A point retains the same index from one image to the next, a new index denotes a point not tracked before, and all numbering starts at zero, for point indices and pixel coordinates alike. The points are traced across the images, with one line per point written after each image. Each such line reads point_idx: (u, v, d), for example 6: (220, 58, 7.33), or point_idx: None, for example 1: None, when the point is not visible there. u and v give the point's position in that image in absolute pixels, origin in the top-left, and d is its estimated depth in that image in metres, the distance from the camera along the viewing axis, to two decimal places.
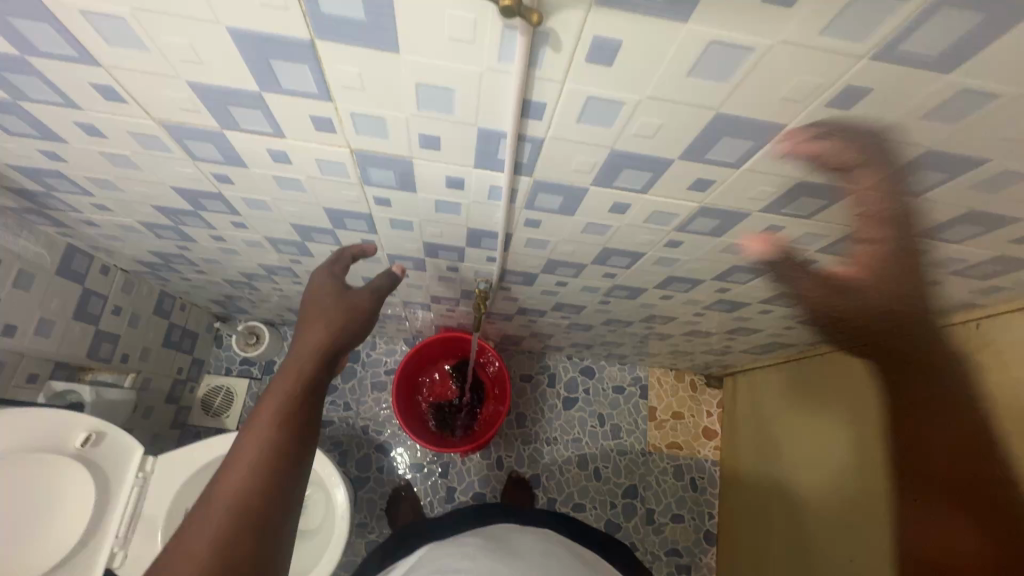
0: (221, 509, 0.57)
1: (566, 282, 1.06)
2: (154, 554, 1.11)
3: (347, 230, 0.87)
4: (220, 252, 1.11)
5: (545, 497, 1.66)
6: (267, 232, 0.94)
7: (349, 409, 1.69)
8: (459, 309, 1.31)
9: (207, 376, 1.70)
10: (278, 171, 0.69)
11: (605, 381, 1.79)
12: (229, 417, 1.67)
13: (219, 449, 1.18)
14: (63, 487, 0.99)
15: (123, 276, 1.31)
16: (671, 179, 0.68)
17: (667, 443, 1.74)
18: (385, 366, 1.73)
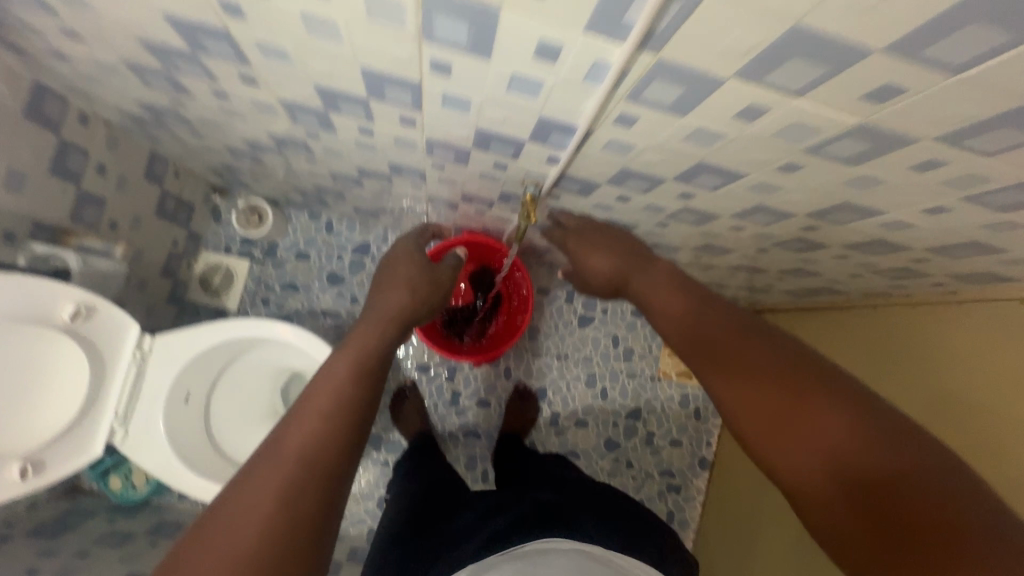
0: (304, 438, 0.65)
1: (628, 198, 0.91)
2: (155, 433, 1.07)
3: (385, 102, 0.70)
4: (221, 112, 0.94)
5: (549, 410, 1.65)
6: (283, 94, 0.77)
7: (356, 303, 1.65)
8: (489, 212, 1.18)
9: (204, 252, 1.59)
10: (307, 5, 0.51)
11: (625, 303, 1.70)
12: (229, 297, 1.60)
13: (221, 336, 1.11)
14: (51, 362, 0.91)
15: (107, 129, 1.12)
16: (849, 82, 0.46)
17: (678, 372, 1.71)
18: None
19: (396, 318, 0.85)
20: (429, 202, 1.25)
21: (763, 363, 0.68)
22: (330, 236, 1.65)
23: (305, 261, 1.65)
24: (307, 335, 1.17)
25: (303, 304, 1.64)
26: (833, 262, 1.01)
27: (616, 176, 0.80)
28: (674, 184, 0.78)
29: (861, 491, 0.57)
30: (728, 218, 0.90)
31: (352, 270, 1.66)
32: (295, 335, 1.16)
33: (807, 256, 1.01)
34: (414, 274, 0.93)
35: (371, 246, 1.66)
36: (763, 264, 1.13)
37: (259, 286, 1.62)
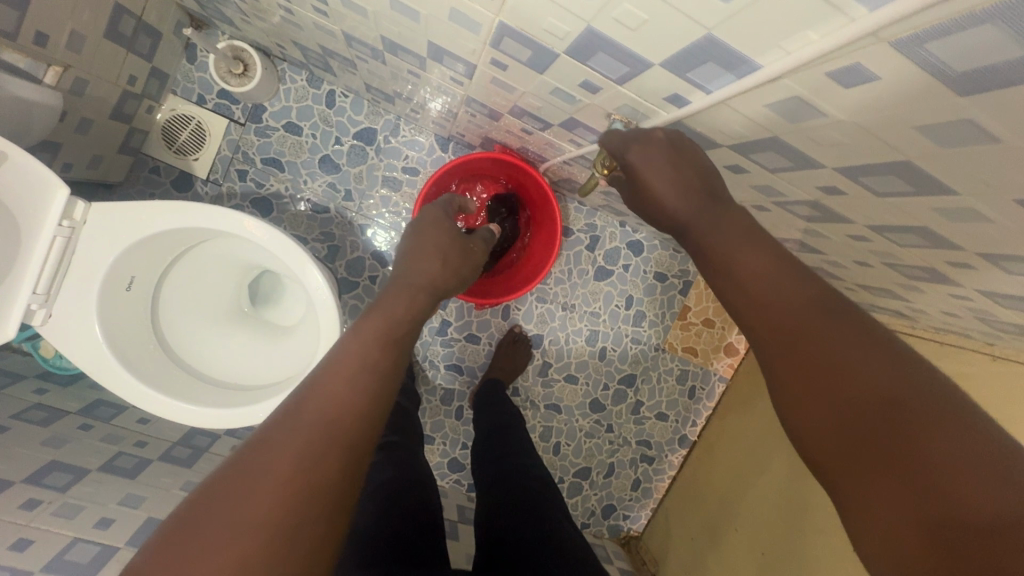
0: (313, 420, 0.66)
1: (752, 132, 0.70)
2: (78, 321, 1.16)
3: None
4: None
5: (541, 359, 1.53)
6: None
7: (350, 199, 1.53)
8: (535, 133, 1.09)
9: (172, 98, 1.47)
10: None
11: (649, 264, 1.52)
12: (198, 160, 1.49)
13: (171, 214, 1.17)
14: (23, 209, 1.05)
15: None
16: None
17: (685, 346, 1.58)
18: (403, 160, 1.52)
19: (427, 287, 0.94)
20: (466, 104, 1.08)
21: (779, 298, 0.58)
22: (331, 112, 1.50)
23: (295, 135, 1.50)
24: (272, 232, 1.21)
25: (286, 188, 1.52)
26: (935, 278, 0.84)
27: (734, 109, 0.66)
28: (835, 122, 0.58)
29: (961, 546, 0.42)
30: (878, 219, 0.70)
31: (351, 162, 1.52)
32: (253, 232, 1.20)
33: (908, 263, 0.84)
34: (450, 247, 1.02)
35: (378, 138, 1.51)
36: (843, 254, 0.96)
37: (236, 155, 1.50)
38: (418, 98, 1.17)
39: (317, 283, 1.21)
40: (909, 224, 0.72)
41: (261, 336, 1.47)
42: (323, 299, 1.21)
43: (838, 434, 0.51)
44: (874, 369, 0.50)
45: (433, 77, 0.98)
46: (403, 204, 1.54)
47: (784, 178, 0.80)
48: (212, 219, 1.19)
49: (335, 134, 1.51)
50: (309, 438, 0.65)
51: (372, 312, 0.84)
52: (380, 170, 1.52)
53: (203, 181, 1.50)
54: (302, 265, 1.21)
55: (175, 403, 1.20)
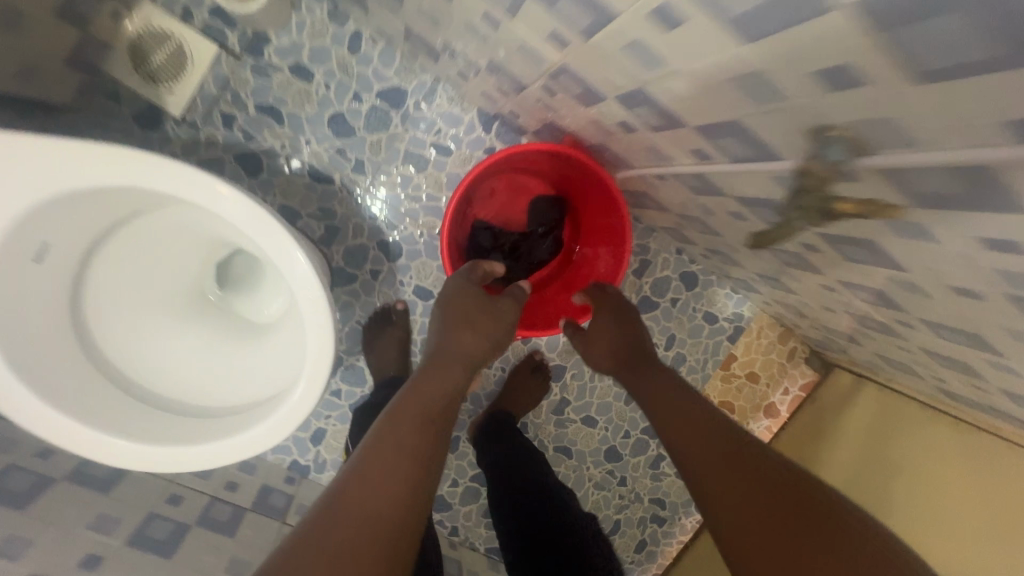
0: (357, 515, 0.69)
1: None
2: None
3: None
4: None
5: (559, 395, 1.29)
6: None
7: (358, 171, 1.26)
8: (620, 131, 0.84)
9: (146, 3, 1.13)
10: None
11: (700, 301, 1.30)
12: (172, 92, 1.17)
13: (145, 166, 0.91)
14: None
15: None
16: None
17: (723, 399, 1.37)
18: (432, 134, 1.25)
19: (458, 359, 0.91)
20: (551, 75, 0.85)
21: (703, 456, 0.87)
22: (353, 60, 1.21)
23: (304, 82, 1.22)
24: (251, 207, 0.95)
25: (285, 149, 1.24)
26: None
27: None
28: None
29: None
30: None
31: (367, 126, 1.24)
32: (222, 204, 0.93)
33: None
34: (479, 318, 0.97)
35: (407, 104, 1.23)
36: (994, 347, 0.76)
37: (227, 96, 1.22)
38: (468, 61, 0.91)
39: (303, 277, 0.95)
40: None
41: (223, 335, 1.26)
42: (311, 301, 0.96)
43: (757, 528, 0.76)
44: (754, 507, 0.78)
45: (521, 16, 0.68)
46: (424, 188, 1.27)
47: (998, 247, 0.56)
48: (171, 182, 0.93)
49: (353, 91, 1.22)
50: (403, 450, 0.76)
51: (408, 401, 0.83)
52: (403, 142, 1.25)
53: (175, 121, 1.22)
54: (283, 254, 0.95)
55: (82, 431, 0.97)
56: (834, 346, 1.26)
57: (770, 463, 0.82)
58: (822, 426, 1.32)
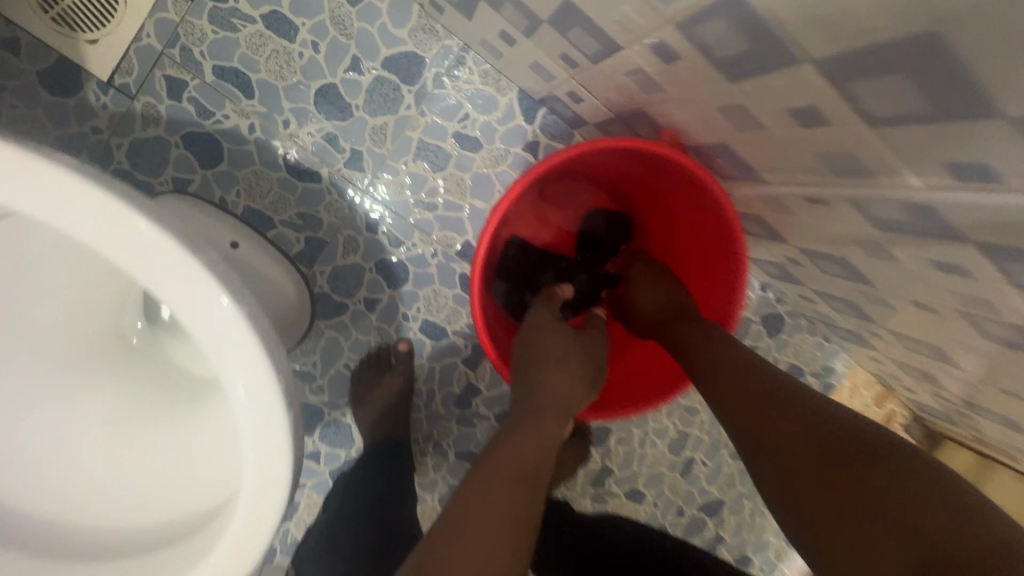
0: None
1: None
2: None
3: None
4: None
5: (599, 462, 1.01)
6: None
7: (352, 166, 0.79)
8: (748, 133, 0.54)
9: None
10: None
11: (783, 350, 1.02)
12: (27, 28, 0.68)
13: None
14: None
15: None
16: None
17: None
18: (461, 120, 0.80)
19: (560, 408, 0.55)
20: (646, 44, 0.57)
21: (714, 386, 0.53)
22: (352, 9, 0.74)
23: (281, 38, 0.74)
24: (190, 234, 0.44)
25: (252, 129, 0.76)
26: None
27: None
28: None
29: None
30: None
31: (367, 98, 0.77)
32: (125, 238, 0.41)
33: None
34: (560, 334, 0.62)
35: (424, 77, 0.78)
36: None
37: (171, 51, 0.72)
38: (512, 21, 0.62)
39: (262, 400, 0.43)
40: None
41: (148, 381, 0.59)
42: (259, 445, 0.44)
43: (809, 463, 0.41)
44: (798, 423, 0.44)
45: None
46: (442, 196, 0.82)
47: None
48: (5, 175, 0.39)
49: (351, 53, 0.76)
50: (492, 522, 0.44)
51: (490, 460, 0.48)
52: (419, 127, 0.79)
53: (100, 85, 0.71)
54: (235, 361, 0.43)
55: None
56: (952, 419, 0.97)
57: (784, 408, 0.46)
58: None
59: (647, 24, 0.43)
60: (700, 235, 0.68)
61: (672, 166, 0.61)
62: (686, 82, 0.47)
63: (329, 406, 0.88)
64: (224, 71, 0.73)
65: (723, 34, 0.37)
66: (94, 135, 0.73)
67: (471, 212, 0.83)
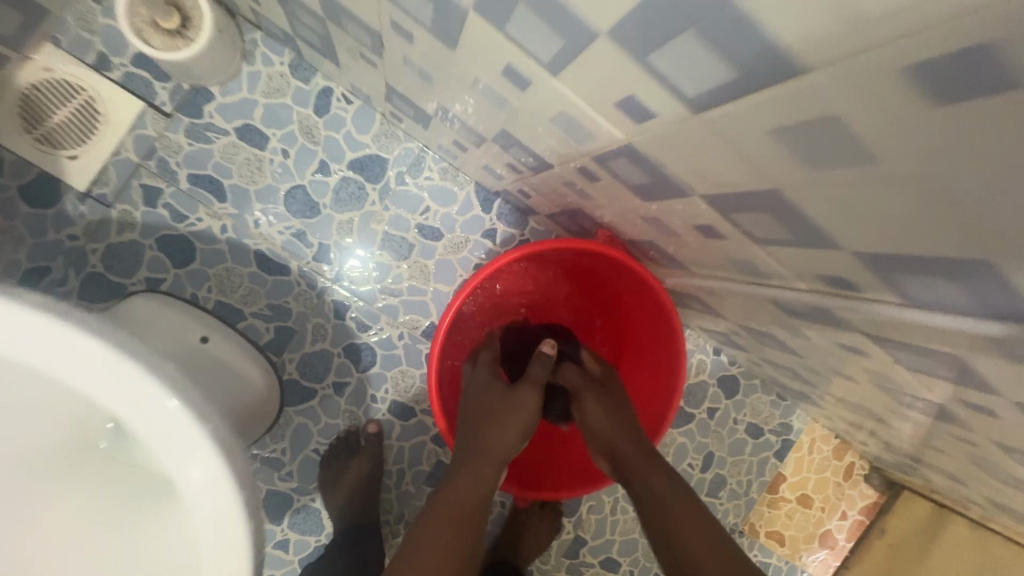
0: None
1: None
2: None
3: None
4: None
5: (573, 534, 1.01)
6: None
7: (323, 258, 0.84)
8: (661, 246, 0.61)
9: (47, 49, 0.73)
10: None
11: (741, 411, 1.07)
12: (74, 158, 0.75)
13: None
14: None
15: None
16: None
17: (771, 530, 1.11)
18: (422, 214, 0.86)
19: (490, 452, 0.61)
20: (555, 189, 0.65)
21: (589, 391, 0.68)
22: (318, 119, 0.82)
23: (254, 146, 0.80)
24: (161, 362, 0.47)
25: (223, 229, 0.81)
26: None
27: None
28: None
29: None
30: None
31: (336, 198, 0.84)
32: (98, 372, 0.44)
33: None
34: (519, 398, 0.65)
35: (388, 176, 0.85)
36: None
37: (148, 162, 0.78)
38: (461, 135, 0.69)
39: (221, 509, 0.46)
40: None
41: (107, 489, 0.56)
42: (220, 554, 0.46)
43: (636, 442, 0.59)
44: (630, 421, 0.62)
45: (571, 100, 0.38)
46: (406, 282, 0.87)
47: None
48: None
49: (318, 157, 0.82)
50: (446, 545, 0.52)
51: (438, 511, 0.55)
52: (385, 222, 0.85)
53: (78, 197, 0.76)
54: (196, 481, 0.45)
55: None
56: (903, 467, 1.01)
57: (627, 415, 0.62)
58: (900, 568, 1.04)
59: (570, 154, 0.50)
60: (646, 345, 0.76)
61: (621, 268, 0.70)
62: (610, 195, 0.54)
63: (298, 493, 0.87)
64: (198, 178, 0.79)
65: (628, 169, 0.44)
66: (69, 243, 0.77)
67: (435, 295, 0.88)
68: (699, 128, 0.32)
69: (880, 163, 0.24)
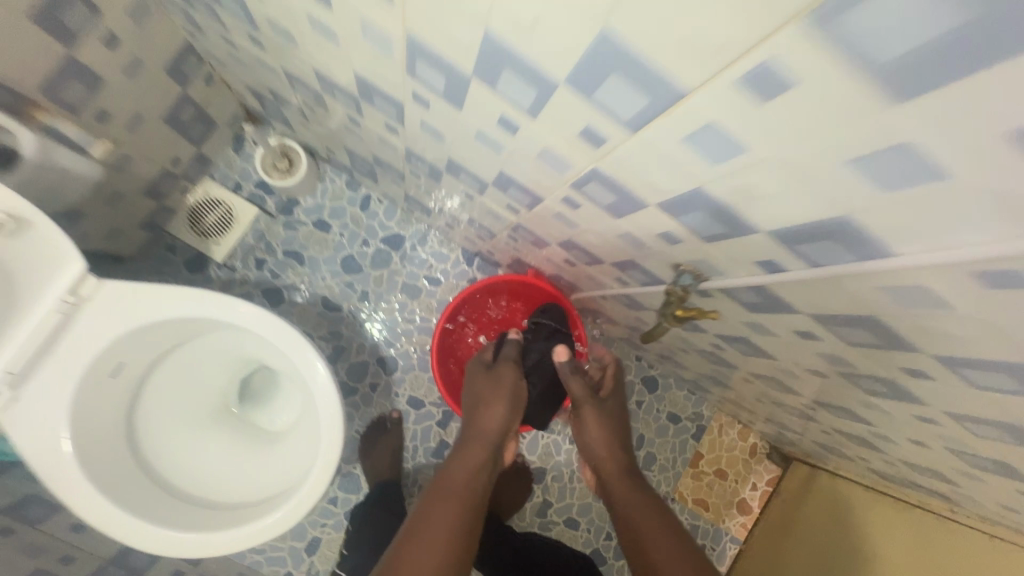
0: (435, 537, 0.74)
1: (813, 338, 0.62)
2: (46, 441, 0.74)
3: (500, 91, 0.48)
4: (272, 50, 0.76)
5: (542, 497, 1.37)
6: (359, 64, 0.62)
7: (364, 299, 1.30)
8: (564, 278, 1.05)
9: (207, 180, 1.22)
10: None
11: (662, 403, 1.45)
12: (218, 244, 1.23)
13: (174, 306, 0.80)
14: None
15: (203, 68, 1.00)
16: None
17: (695, 498, 1.46)
18: (427, 269, 1.31)
19: (480, 438, 0.89)
20: (504, 248, 1.10)
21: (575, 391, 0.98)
22: (362, 214, 1.30)
23: (323, 232, 1.29)
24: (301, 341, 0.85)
25: (302, 284, 1.28)
26: (1001, 491, 0.76)
27: (974, 339, 0.43)
28: (918, 358, 0.51)
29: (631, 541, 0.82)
30: (940, 414, 0.62)
31: (373, 261, 1.30)
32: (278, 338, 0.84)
33: (979, 475, 0.75)
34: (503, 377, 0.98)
35: (405, 246, 1.31)
36: (884, 447, 0.89)
37: (259, 244, 1.27)
38: (450, 221, 1.15)
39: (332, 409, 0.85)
40: (983, 443, 0.64)
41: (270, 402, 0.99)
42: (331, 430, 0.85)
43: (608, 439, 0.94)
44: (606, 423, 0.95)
45: (493, 202, 0.84)
46: (418, 315, 1.31)
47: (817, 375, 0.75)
48: (212, 308, 0.82)
49: (361, 236, 1.30)
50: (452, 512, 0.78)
51: (441, 489, 0.81)
52: (403, 277, 1.31)
53: (218, 265, 1.25)
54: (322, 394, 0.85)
55: (118, 513, 0.77)
56: (785, 440, 1.38)
57: (607, 416, 0.97)
58: (790, 511, 1.38)
59: (500, 226, 0.95)
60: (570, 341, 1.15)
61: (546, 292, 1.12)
62: (527, 248, 0.99)
63: (345, 461, 1.27)
64: (288, 252, 1.27)
65: (525, 232, 0.89)
66: None
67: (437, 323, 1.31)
68: (537, 215, 0.77)
69: (585, 227, 0.70)
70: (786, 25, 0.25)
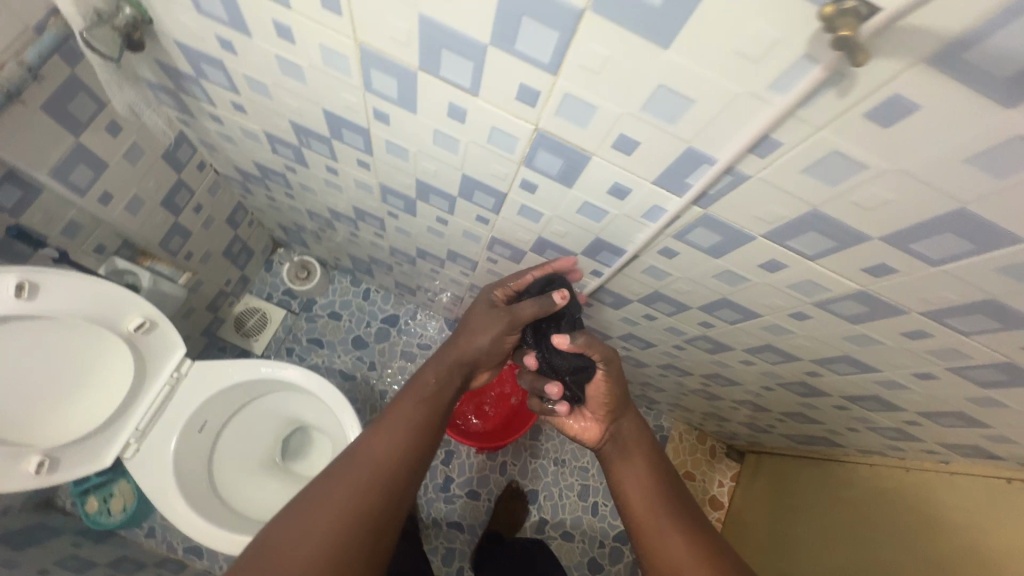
0: (410, 414, 0.75)
1: (654, 317, 0.98)
2: (157, 477, 1.06)
3: (429, 203, 0.90)
4: (298, 199, 1.19)
5: (539, 515, 1.61)
6: (355, 200, 1.04)
7: (373, 368, 1.65)
8: None
9: (247, 295, 1.64)
10: (393, 136, 0.73)
11: None
12: (258, 340, 1.61)
13: (241, 373, 1.15)
14: (106, 363, 1.00)
15: (248, 217, 1.45)
16: (744, 248, 0.63)
17: None
18: (419, 337, 1.67)
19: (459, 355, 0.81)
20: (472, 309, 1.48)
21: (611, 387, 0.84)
22: (365, 303, 1.70)
23: (336, 321, 1.67)
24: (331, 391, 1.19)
25: (324, 363, 1.63)
26: (830, 412, 1.07)
27: (697, 290, 0.80)
28: (696, 312, 0.88)
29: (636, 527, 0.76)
30: (743, 352, 0.96)
31: (376, 337, 1.67)
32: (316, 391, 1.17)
33: (810, 402, 1.06)
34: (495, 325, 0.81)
35: (400, 322, 1.69)
36: (763, 403, 1.21)
37: (289, 337, 1.64)
38: (430, 296, 1.54)
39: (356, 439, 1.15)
40: (780, 370, 0.98)
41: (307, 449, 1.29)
42: None
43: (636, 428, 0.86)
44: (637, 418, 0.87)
45: (452, 273, 1.23)
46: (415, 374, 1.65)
47: (684, 349, 1.09)
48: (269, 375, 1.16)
49: (366, 319, 1.69)
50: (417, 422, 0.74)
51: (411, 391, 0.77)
52: (401, 346, 1.67)
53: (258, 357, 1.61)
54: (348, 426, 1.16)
55: (210, 525, 1.06)
56: (729, 434, 1.66)
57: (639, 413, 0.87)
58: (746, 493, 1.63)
59: (463, 290, 1.34)
60: None
61: None
62: None
63: None
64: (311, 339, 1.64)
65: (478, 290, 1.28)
66: None
67: None
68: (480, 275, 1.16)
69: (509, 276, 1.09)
70: (518, 167, 0.66)
